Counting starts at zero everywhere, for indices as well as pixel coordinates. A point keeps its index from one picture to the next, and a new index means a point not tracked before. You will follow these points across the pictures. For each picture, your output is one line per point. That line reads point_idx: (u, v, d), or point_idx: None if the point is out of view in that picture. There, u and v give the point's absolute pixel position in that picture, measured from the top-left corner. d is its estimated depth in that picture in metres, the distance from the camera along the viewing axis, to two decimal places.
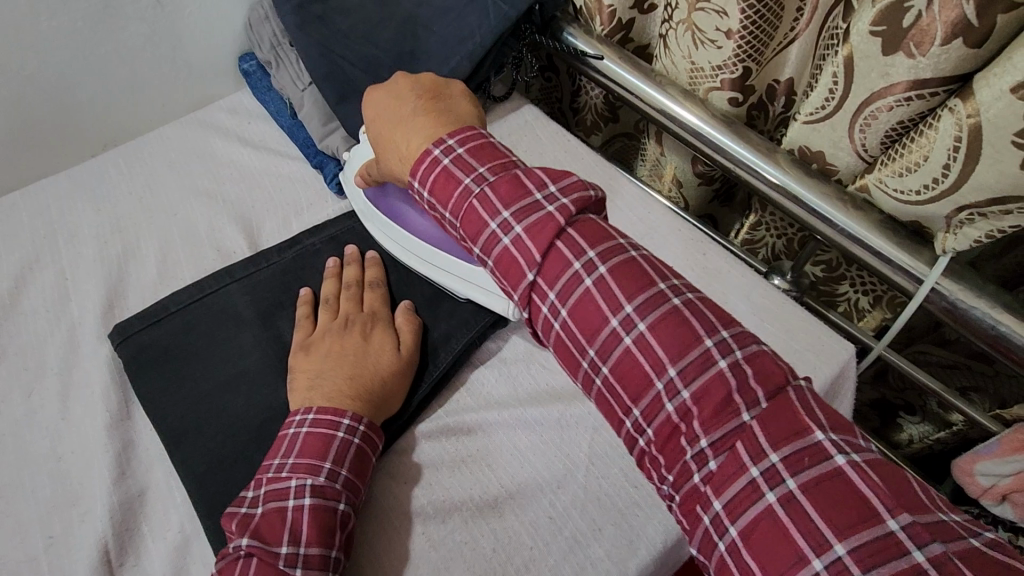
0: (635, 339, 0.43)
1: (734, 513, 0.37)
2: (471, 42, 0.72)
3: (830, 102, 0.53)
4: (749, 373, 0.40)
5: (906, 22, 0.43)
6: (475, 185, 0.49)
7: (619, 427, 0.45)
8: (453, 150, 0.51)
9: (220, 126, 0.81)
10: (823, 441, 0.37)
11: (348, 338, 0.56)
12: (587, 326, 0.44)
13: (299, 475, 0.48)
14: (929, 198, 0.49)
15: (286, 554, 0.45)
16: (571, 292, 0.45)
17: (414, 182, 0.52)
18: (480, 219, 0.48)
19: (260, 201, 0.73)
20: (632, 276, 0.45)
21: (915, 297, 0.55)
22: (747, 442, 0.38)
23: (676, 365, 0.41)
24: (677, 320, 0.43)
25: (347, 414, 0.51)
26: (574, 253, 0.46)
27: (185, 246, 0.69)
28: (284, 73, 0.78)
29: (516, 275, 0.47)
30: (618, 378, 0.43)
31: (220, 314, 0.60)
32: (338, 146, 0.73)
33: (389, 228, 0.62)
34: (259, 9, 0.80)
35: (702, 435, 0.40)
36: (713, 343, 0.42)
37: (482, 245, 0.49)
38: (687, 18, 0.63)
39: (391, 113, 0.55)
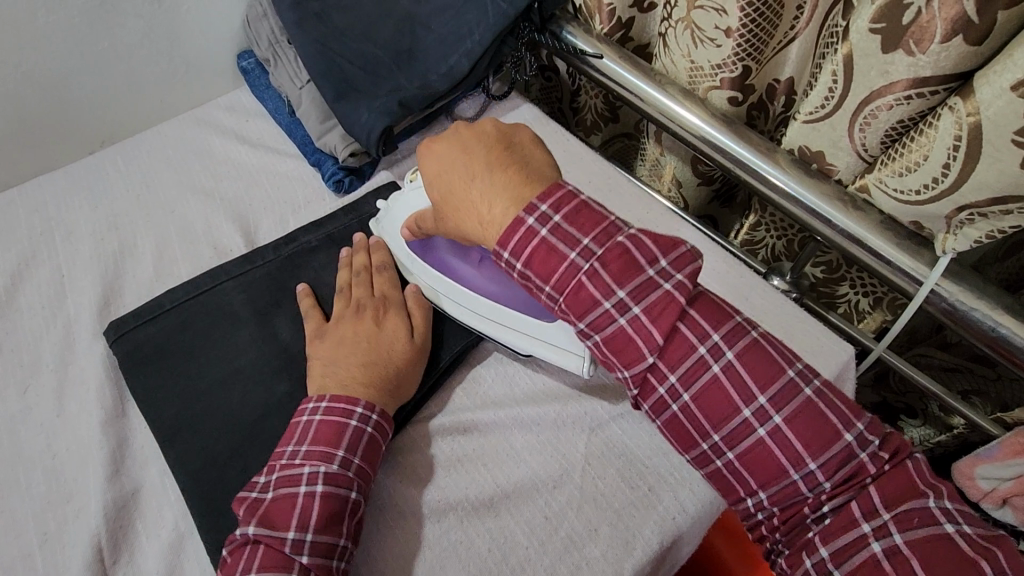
0: (770, 431, 0.44)
1: (838, 561, 0.41)
2: (469, 40, 0.72)
3: (830, 101, 0.52)
4: (883, 457, 0.42)
5: (905, 19, 0.42)
6: (583, 260, 0.46)
7: (735, 497, 0.47)
8: (549, 218, 0.47)
9: (219, 124, 0.81)
10: (931, 506, 0.40)
11: (361, 326, 0.56)
12: (716, 413, 0.45)
13: (313, 463, 0.48)
14: (929, 198, 0.48)
15: (294, 540, 0.45)
16: (697, 378, 0.45)
17: (502, 251, 0.48)
18: (592, 298, 0.46)
19: (258, 199, 0.73)
20: (764, 364, 0.45)
21: (915, 299, 0.54)
22: (861, 503, 0.42)
23: (816, 459, 0.42)
24: (814, 411, 0.43)
25: (361, 402, 0.51)
26: (700, 338, 0.46)
27: (183, 244, 0.69)
28: (283, 70, 0.78)
29: (632, 355, 0.46)
30: (747, 463, 0.44)
31: (216, 311, 0.60)
32: (336, 143, 0.72)
33: (441, 285, 0.58)
34: (257, 6, 0.79)
35: (824, 502, 0.43)
36: (852, 436, 0.42)
37: (592, 323, 0.47)
38: (686, 16, 0.63)
39: (458, 170, 0.51)
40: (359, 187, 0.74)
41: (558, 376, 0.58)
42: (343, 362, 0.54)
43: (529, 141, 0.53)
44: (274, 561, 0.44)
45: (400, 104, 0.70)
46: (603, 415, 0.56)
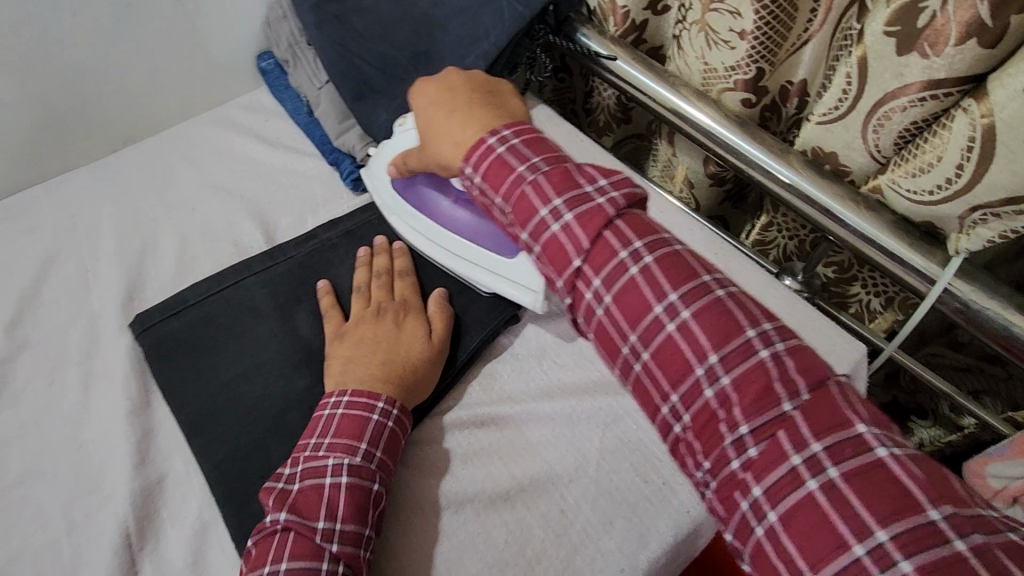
0: (678, 326, 0.46)
1: (774, 499, 0.40)
2: (485, 42, 0.73)
3: (844, 103, 0.53)
4: (794, 366, 0.43)
5: (921, 22, 0.43)
6: (528, 174, 0.52)
7: (654, 412, 0.48)
8: (508, 141, 0.54)
9: (238, 124, 0.82)
10: (864, 434, 0.40)
11: (381, 325, 0.57)
12: (631, 311, 0.48)
13: (339, 455, 0.49)
14: (942, 198, 0.49)
15: (324, 529, 0.46)
16: (615, 279, 0.49)
17: (465, 168, 0.55)
18: (532, 206, 0.51)
19: (277, 197, 0.75)
20: (677, 268, 0.48)
21: (928, 298, 0.55)
22: (789, 431, 0.41)
23: (716, 351, 0.44)
24: (720, 312, 0.46)
25: (382, 397, 0.52)
26: (621, 241, 0.49)
27: (204, 239, 0.71)
28: (301, 71, 0.79)
29: (564, 260, 0.51)
30: (658, 361, 0.46)
31: (238, 307, 0.61)
32: (354, 142, 0.74)
33: (417, 221, 0.64)
34: (278, 8, 0.82)
35: (742, 422, 0.42)
36: (754, 334, 0.45)
37: (532, 231, 0.52)
38: (701, 18, 0.64)
39: (440, 102, 0.60)
40: None
41: (573, 373, 0.59)
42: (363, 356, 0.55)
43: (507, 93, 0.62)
44: (304, 549, 0.45)
45: None
46: (617, 411, 0.56)
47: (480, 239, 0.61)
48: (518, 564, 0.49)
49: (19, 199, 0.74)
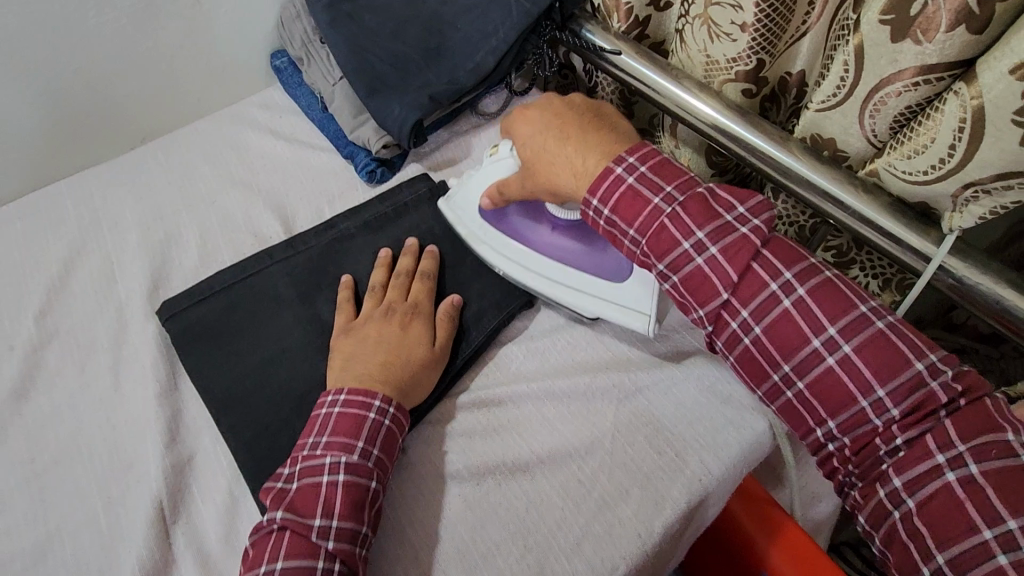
0: (839, 358, 0.49)
1: (912, 489, 0.46)
2: (494, 39, 0.76)
3: (841, 90, 0.56)
4: (959, 389, 0.46)
5: (914, 10, 0.46)
6: (665, 205, 0.55)
7: (804, 431, 0.52)
8: (636, 168, 0.56)
9: (253, 120, 0.85)
10: (1011, 441, 0.45)
11: (384, 325, 0.59)
12: (785, 343, 0.51)
13: (335, 455, 0.51)
14: (936, 178, 0.51)
15: (320, 526, 0.48)
16: (767, 310, 0.52)
17: (592, 200, 0.58)
18: (673, 238, 0.54)
19: (294, 190, 0.77)
20: (833, 297, 0.50)
21: (923, 275, 0.58)
22: (937, 436, 0.46)
23: (883, 386, 0.47)
24: (883, 342, 0.48)
25: (378, 396, 0.54)
26: (770, 274, 0.52)
27: (225, 231, 0.73)
28: (315, 69, 0.81)
29: (709, 294, 0.54)
30: (816, 392, 0.50)
31: (261, 294, 0.63)
32: (369, 135, 0.75)
33: (511, 250, 0.64)
34: (291, 7, 0.83)
35: (897, 436, 0.47)
36: (920, 364, 0.47)
37: (671, 263, 0.55)
38: (703, 12, 0.66)
39: (551, 133, 0.62)
40: (390, 177, 0.77)
41: (583, 353, 0.62)
42: (376, 349, 0.57)
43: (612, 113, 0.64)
44: (300, 547, 0.47)
45: (431, 98, 0.74)
46: (629, 387, 0.59)
47: (581, 264, 0.62)
48: (539, 531, 0.52)
49: (42, 194, 0.76)
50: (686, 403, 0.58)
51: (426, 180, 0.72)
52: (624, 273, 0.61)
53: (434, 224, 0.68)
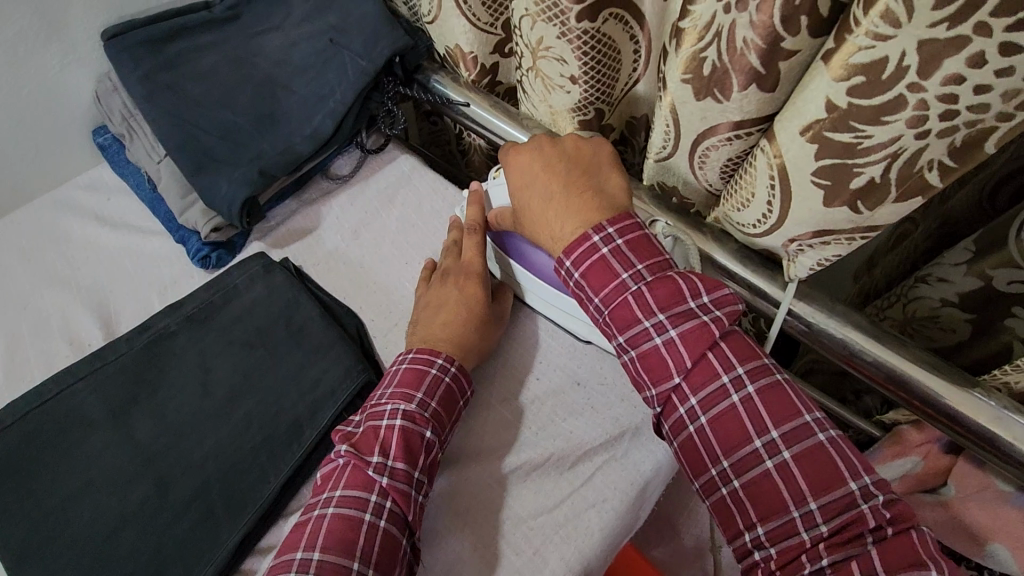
0: (778, 465, 0.47)
1: None
2: (332, 100, 0.72)
3: (669, 144, 0.54)
4: (890, 517, 0.44)
5: (705, 71, 0.43)
6: (632, 282, 0.51)
7: (731, 531, 0.49)
8: (613, 240, 0.52)
9: (78, 206, 0.76)
10: None
11: (444, 286, 0.61)
12: (726, 437, 0.49)
13: (405, 396, 0.53)
14: (764, 232, 0.49)
15: (377, 463, 0.49)
16: (715, 402, 0.49)
17: (564, 261, 0.54)
18: (634, 315, 0.51)
19: (118, 284, 0.69)
20: (781, 403, 0.49)
21: (776, 319, 0.57)
22: (863, 564, 0.44)
23: (818, 500, 0.46)
24: (824, 455, 0.47)
25: (441, 354, 0.55)
26: (724, 366, 0.50)
27: (37, 341, 0.64)
28: (139, 145, 0.73)
29: (661, 374, 0.51)
30: (750, 492, 0.48)
31: (64, 420, 0.55)
32: (196, 219, 0.68)
33: (517, 272, 0.63)
34: (106, 80, 0.75)
35: (824, 555, 0.45)
36: (858, 487, 0.45)
37: (629, 338, 0.51)
38: (534, 66, 0.63)
39: (536, 186, 0.56)
40: (230, 260, 0.71)
41: None
42: (432, 314, 0.59)
43: (607, 163, 0.57)
44: (358, 480, 0.48)
45: (262, 172, 0.68)
46: (484, 480, 0.54)
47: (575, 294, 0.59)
48: None
49: None
50: (545, 488, 0.54)
51: (262, 262, 0.65)
52: None
53: (272, 310, 0.62)
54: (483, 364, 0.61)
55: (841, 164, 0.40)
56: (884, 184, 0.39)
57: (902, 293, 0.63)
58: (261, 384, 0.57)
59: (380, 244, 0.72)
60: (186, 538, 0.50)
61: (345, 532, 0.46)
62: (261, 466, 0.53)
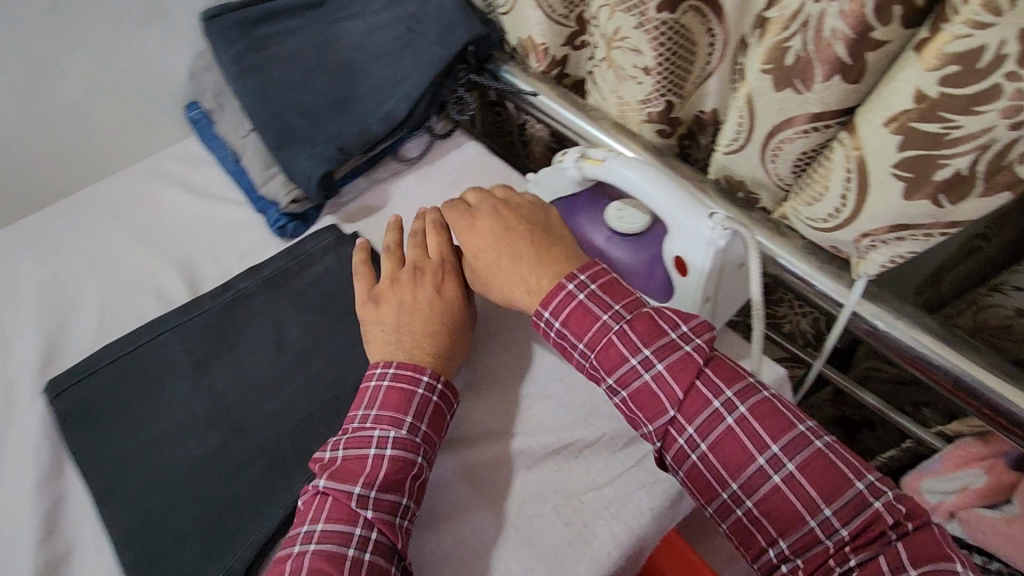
0: (785, 478, 0.47)
1: None
2: (406, 84, 0.74)
3: (740, 136, 0.54)
4: (904, 510, 0.45)
5: (787, 61, 0.44)
6: (613, 321, 0.53)
7: (755, 553, 0.48)
8: (587, 286, 0.54)
9: (168, 175, 0.82)
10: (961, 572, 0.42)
11: (419, 284, 0.59)
12: (730, 461, 0.48)
13: (392, 422, 0.52)
14: (836, 226, 0.50)
15: (360, 495, 0.48)
16: (711, 428, 0.49)
17: (544, 312, 0.54)
18: (621, 353, 0.52)
19: (203, 247, 0.74)
20: (775, 415, 0.49)
21: (840, 319, 0.57)
22: (891, 559, 0.43)
23: (831, 506, 0.45)
24: (827, 461, 0.47)
25: (427, 371, 0.54)
26: (713, 391, 0.50)
27: (128, 295, 0.70)
28: (227, 121, 0.79)
29: (655, 408, 0.51)
30: (765, 511, 0.47)
31: (153, 366, 0.60)
32: (278, 191, 0.73)
33: None
34: (202, 58, 0.80)
35: (852, 559, 0.44)
36: (866, 486, 0.45)
37: (619, 377, 0.52)
38: (607, 56, 0.64)
39: (499, 247, 0.58)
40: (305, 231, 0.75)
41: (490, 416, 0.59)
42: (410, 318, 0.57)
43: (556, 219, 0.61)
44: (341, 513, 0.48)
45: (339, 149, 0.71)
46: (539, 453, 0.56)
47: (628, 279, 0.61)
48: None
49: None
50: (597, 466, 0.55)
51: (333, 234, 0.69)
52: (667, 293, 0.59)
53: (343, 280, 0.65)
54: (540, 344, 0.63)
55: (925, 156, 0.40)
56: (970, 177, 0.40)
57: (974, 301, 0.62)
58: (330, 347, 0.61)
59: None
60: (258, 481, 0.53)
61: (328, 571, 0.45)
62: (328, 423, 0.56)
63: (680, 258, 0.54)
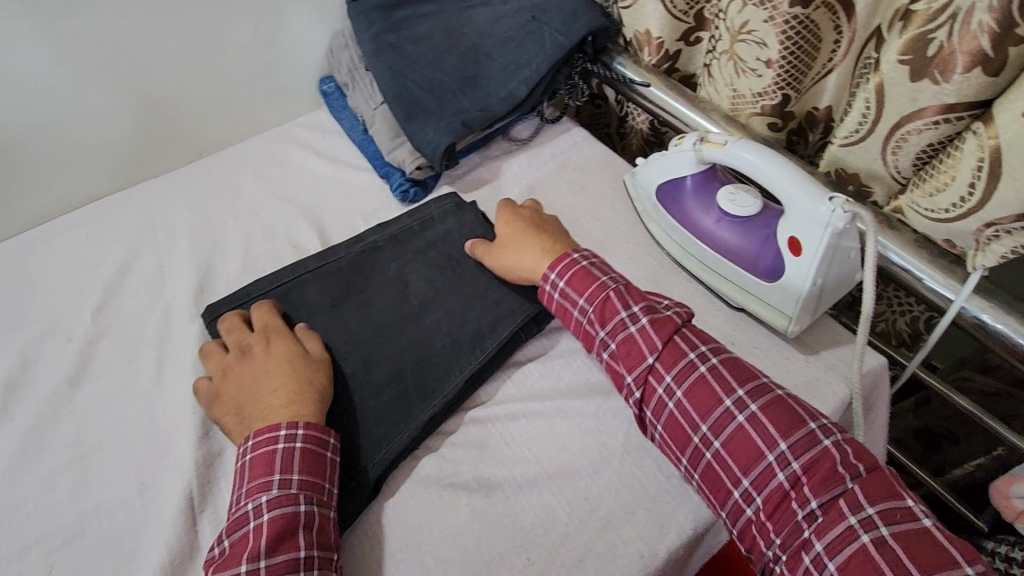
0: (748, 417, 0.51)
1: (835, 555, 0.45)
2: (528, 68, 0.80)
3: (863, 127, 0.59)
4: (853, 451, 0.48)
5: (929, 51, 0.50)
6: (611, 281, 0.59)
7: (722, 498, 0.50)
8: (588, 255, 0.62)
9: (301, 140, 0.90)
10: (912, 506, 0.46)
11: (253, 361, 0.59)
12: (700, 405, 0.52)
13: (260, 490, 0.51)
14: (959, 215, 0.55)
15: (248, 571, 0.47)
16: (686, 376, 0.54)
17: (551, 274, 0.61)
18: (614, 306, 0.57)
19: (332, 205, 0.82)
20: (741, 367, 0.54)
21: (948, 314, 0.58)
22: (848, 498, 0.46)
23: (787, 441, 0.49)
24: (785, 405, 0.51)
25: (282, 424, 0.54)
26: (689, 345, 0.55)
27: (266, 241, 0.78)
28: (359, 94, 0.86)
29: (636, 357, 0.55)
30: (730, 450, 0.50)
31: (292, 301, 0.67)
32: (404, 157, 0.79)
33: (678, 233, 0.68)
34: (341, 38, 0.89)
35: (811, 497, 0.47)
36: (817, 426, 0.50)
37: (609, 330, 0.57)
38: (729, 49, 0.68)
39: (520, 221, 0.67)
40: (423, 197, 0.81)
41: (596, 373, 0.64)
42: (248, 394, 0.57)
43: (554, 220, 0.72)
44: None
45: (464, 124, 0.77)
46: None
47: (736, 258, 0.63)
48: (542, 545, 0.53)
49: (104, 203, 0.82)
50: None
51: (452, 198, 0.75)
52: (775, 273, 0.61)
53: (463, 241, 0.71)
54: None
55: None
56: None
57: None
58: (450, 298, 0.67)
59: (552, 199, 0.79)
60: (385, 409, 0.59)
61: None
62: (448, 364, 0.62)
63: (794, 237, 0.58)
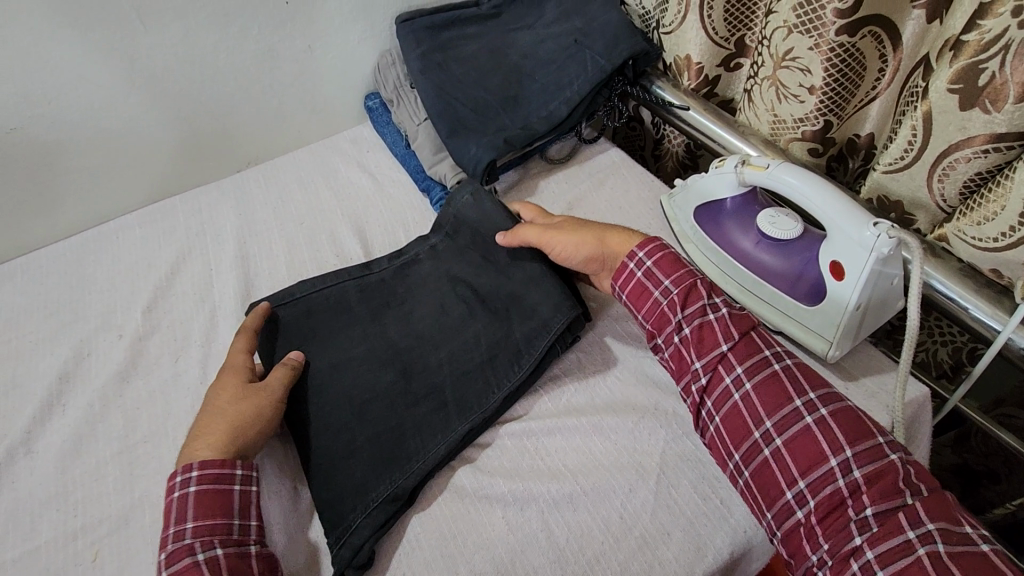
0: (816, 420, 0.51)
1: (886, 565, 0.44)
2: (569, 90, 0.82)
3: (909, 153, 0.59)
4: (915, 471, 0.48)
5: (980, 81, 0.51)
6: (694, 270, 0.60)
7: (774, 495, 0.50)
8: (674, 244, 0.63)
9: (345, 153, 0.93)
10: (971, 532, 0.44)
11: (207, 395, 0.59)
12: (768, 400, 0.53)
13: (163, 548, 0.51)
14: (1006, 245, 0.56)
15: None
16: (759, 370, 0.54)
17: (638, 253, 0.61)
18: (698, 292, 0.58)
19: (374, 217, 0.84)
20: (814, 374, 0.54)
21: (994, 344, 0.56)
22: (908, 514, 0.45)
23: (852, 447, 0.48)
24: (855, 415, 0.51)
25: (176, 473, 0.53)
26: (766, 343, 0.55)
27: (310, 249, 0.80)
28: (403, 110, 0.89)
29: (710, 346, 0.56)
30: (791, 447, 0.50)
31: (333, 306, 0.68)
32: (445, 172, 0.82)
33: (715, 254, 0.69)
34: (388, 56, 0.92)
35: (868, 505, 0.46)
36: (885, 440, 0.49)
37: (687, 315, 0.57)
38: (772, 74, 0.70)
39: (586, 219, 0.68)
40: None
41: (633, 391, 0.64)
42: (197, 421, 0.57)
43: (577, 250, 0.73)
44: None
45: (505, 141, 0.79)
46: (678, 430, 0.61)
47: (774, 281, 0.64)
48: (576, 561, 0.53)
49: (158, 207, 0.85)
50: None
51: (473, 193, 0.74)
52: (816, 297, 0.61)
53: None
54: None
55: None
56: None
57: None
58: (488, 311, 0.67)
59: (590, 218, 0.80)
60: (423, 418, 0.60)
61: None
62: (486, 377, 0.63)
63: (838, 262, 0.58)
